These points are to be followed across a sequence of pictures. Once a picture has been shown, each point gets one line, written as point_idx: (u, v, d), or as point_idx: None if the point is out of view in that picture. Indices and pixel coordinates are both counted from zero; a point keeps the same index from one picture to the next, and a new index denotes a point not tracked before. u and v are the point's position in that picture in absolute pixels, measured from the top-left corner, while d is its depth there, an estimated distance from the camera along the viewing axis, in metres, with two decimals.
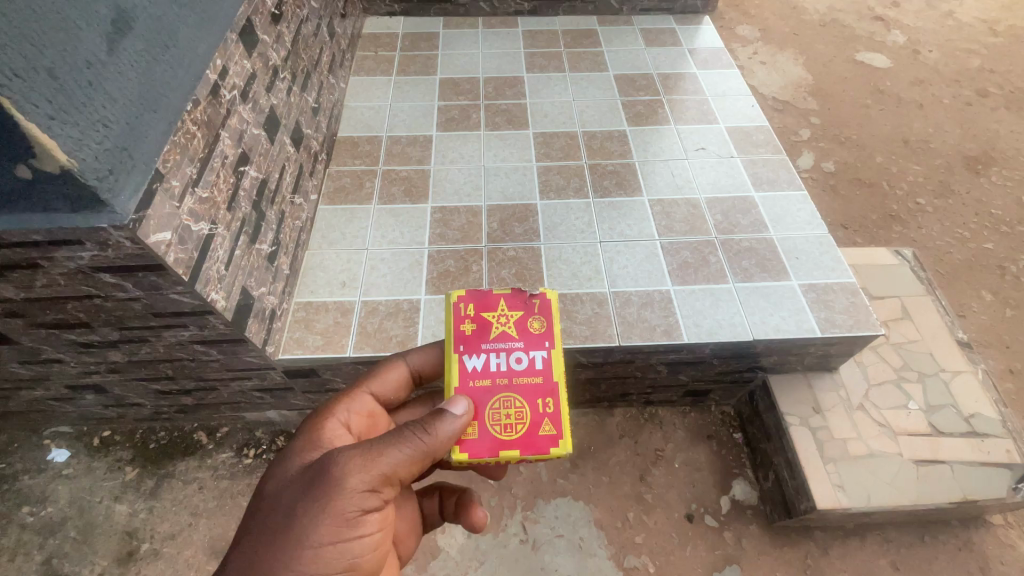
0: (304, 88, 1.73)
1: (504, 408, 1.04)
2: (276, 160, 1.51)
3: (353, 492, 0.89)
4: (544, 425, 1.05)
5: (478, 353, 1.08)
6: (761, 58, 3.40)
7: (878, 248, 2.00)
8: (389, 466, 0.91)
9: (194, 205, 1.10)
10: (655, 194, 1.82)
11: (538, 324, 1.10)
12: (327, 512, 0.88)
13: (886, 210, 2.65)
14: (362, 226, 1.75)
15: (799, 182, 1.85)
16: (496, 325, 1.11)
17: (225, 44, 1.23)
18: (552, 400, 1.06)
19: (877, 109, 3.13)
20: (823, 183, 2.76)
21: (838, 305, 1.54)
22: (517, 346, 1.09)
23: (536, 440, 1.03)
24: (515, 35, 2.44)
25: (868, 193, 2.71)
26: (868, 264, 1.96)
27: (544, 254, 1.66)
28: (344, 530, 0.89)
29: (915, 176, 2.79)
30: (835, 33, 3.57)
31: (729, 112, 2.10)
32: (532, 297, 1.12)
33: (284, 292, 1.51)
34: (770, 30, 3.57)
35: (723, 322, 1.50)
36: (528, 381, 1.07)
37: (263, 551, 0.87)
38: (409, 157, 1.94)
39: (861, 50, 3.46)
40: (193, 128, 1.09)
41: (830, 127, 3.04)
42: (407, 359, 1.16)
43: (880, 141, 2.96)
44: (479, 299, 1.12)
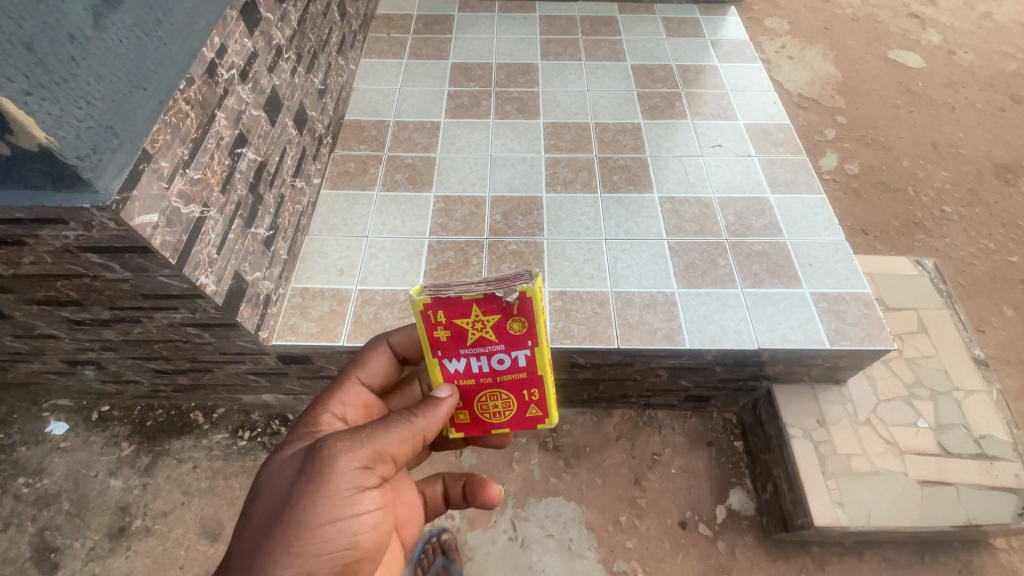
0: (310, 68, 1.70)
1: (491, 403, 1.04)
2: (277, 143, 1.48)
3: (346, 475, 0.83)
4: (532, 408, 1.06)
5: (457, 357, 0.98)
6: (788, 52, 3.28)
7: (897, 258, 1.92)
8: (383, 448, 0.86)
9: (184, 186, 1.07)
10: (666, 192, 1.75)
11: (520, 327, 0.93)
12: (320, 499, 0.81)
13: (909, 217, 2.54)
14: (364, 212, 1.72)
15: (817, 185, 1.77)
16: (473, 331, 0.94)
17: (225, 21, 1.20)
18: (538, 391, 1.03)
19: (907, 110, 3.00)
20: (845, 186, 2.66)
21: (850, 317, 1.48)
22: (498, 348, 0.97)
23: (524, 418, 1.08)
24: (531, 20, 2.36)
25: (892, 198, 2.61)
26: (885, 273, 1.88)
27: (546, 249, 1.62)
28: (342, 519, 0.83)
29: (941, 183, 2.68)
30: (868, 28, 3.42)
31: (749, 108, 2.01)
32: (511, 302, 0.90)
33: (281, 277, 1.49)
34: (800, 23, 3.44)
35: (728, 328, 1.45)
36: (514, 377, 1.02)
37: (256, 547, 0.80)
38: (415, 143, 1.89)
39: (894, 47, 3.31)
40: (185, 107, 1.06)
41: (856, 127, 2.92)
42: (392, 344, 1.12)
43: (908, 144, 2.84)
44: (448, 306, 0.91)
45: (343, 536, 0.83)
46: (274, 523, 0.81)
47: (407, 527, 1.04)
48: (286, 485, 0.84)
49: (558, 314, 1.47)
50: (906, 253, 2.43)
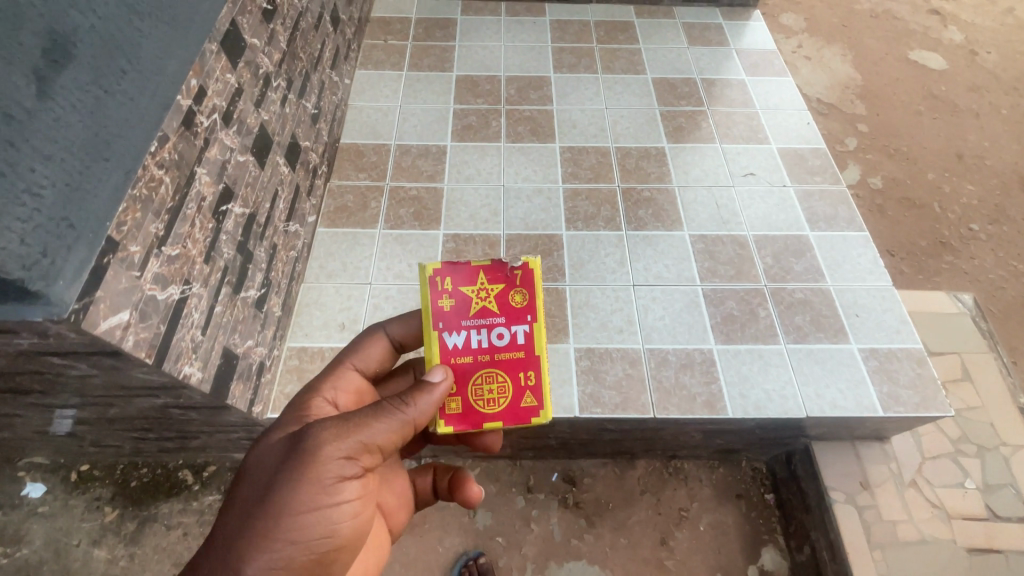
0: (302, 93, 1.51)
1: (486, 384, 0.92)
2: (268, 186, 1.30)
3: (330, 465, 0.77)
4: (526, 395, 0.93)
5: (456, 331, 0.91)
6: (806, 52, 3.11)
7: (937, 293, 1.81)
8: (370, 439, 0.79)
9: (161, 268, 0.90)
10: (697, 229, 1.61)
11: (523, 297, 0.92)
12: (300, 487, 0.77)
13: (936, 236, 2.43)
14: (365, 254, 1.55)
15: (859, 221, 1.63)
16: (476, 301, 0.92)
17: (202, 58, 1.01)
18: (534, 374, 0.93)
19: (931, 117, 2.85)
20: (869, 202, 2.53)
21: (902, 377, 1.36)
22: (497, 321, 0.92)
23: (517, 411, 0.92)
24: (542, 25, 2.17)
25: (917, 215, 2.49)
26: (926, 313, 1.77)
27: (569, 298, 1.47)
28: (323, 507, 0.78)
29: (968, 198, 2.55)
30: (888, 25, 3.25)
31: (780, 130, 1.86)
32: (516, 269, 0.92)
33: (275, 338, 1.33)
34: (817, 19, 3.26)
35: (772, 392, 1.32)
36: (512, 356, 0.93)
37: (233, 532, 0.77)
38: (420, 172, 1.72)
39: (915, 47, 3.14)
40: (158, 174, 0.89)
41: (878, 135, 2.78)
42: (388, 333, 1.01)
43: (932, 155, 2.71)
44: (456, 272, 0.92)
45: (323, 525, 0.78)
46: (252, 509, 0.77)
47: (395, 513, 1.03)
48: (268, 471, 0.79)
49: (585, 377, 1.34)
50: (935, 276, 2.31)
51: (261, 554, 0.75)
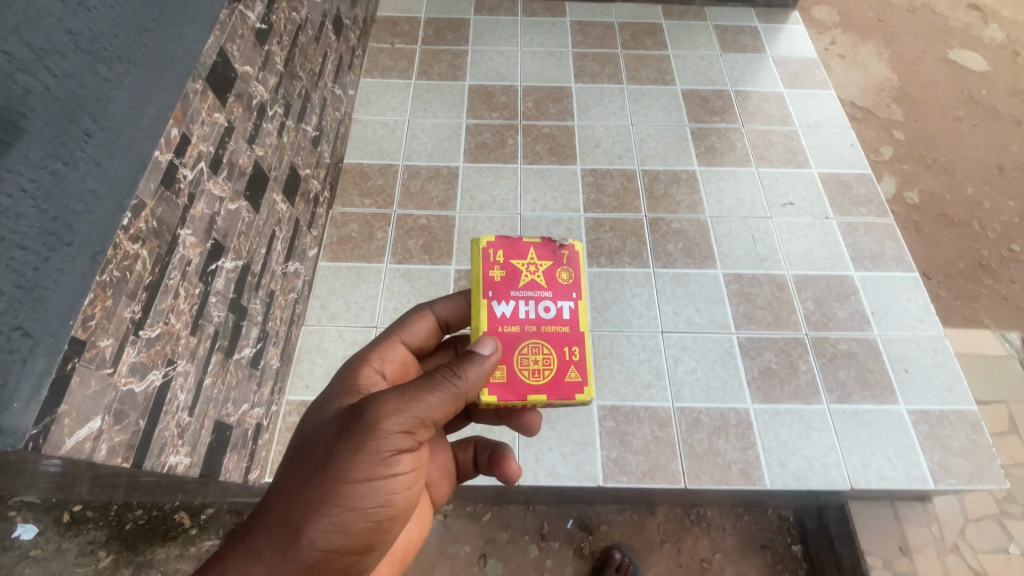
0: (302, 116, 1.37)
1: (533, 356, 0.81)
2: (263, 229, 1.17)
3: (385, 440, 0.71)
4: (571, 371, 0.81)
5: (504, 301, 0.83)
6: (841, 50, 2.86)
7: (983, 333, 1.69)
8: (425, 412, 0.71)
9: (137, 356, 0.79)
10: (732, 267, 1.48)
11: (569, 273, 0.85)
12: (354, 462, 0.71)
13: (974, 255, 2.25)
14: (371, 292, 1.43)
15: (909, 260, 1.50)
16: (525, 273, 0.85)
17: (184, 102, 0.88)
18: (581, 350, 0.82)
19: (971, 124, 2.61)
20: (904, 218, 2.35)
21: (954, 444, 1.25)
22: (544, 295, 0.84)
23: (561, 387, 0.81)
24: (562, 26, 2.00)
25: (955, 233, 2.30)
26: (973, 355, 1.66)
27: (593, 347, 1.34)
28: (378, 480, 0.72)
29: (1010, 215, 2.36)
30: (926, 21, 2.98)
31: (823, 152, 1.71)
32: (563, 247, 0.86)
33: (273, 394, 1.23)
34: (852, 13, 2.99)
35: (814, 461, 1.22)
36: (559, 331, 0.83)
37: (288, 501, 0.72)
38: (430, 197, 1.59)
39: (954, 46, 2.88)
40: (132, 249, 0.77)
41: (915, 142, 2.56)
42: (437, 307, 0.92)
43: (972, 166, 2.49)
44: (506, 245, 0.86)
45: (379, 500, 0.73)
46: (306, 479, 0.72)
47: (437, 487, 0.94)
48: (321, 441, 0.73)
49: (610, 440, 1.22)
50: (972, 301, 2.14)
51: (318, 526, 0.71)
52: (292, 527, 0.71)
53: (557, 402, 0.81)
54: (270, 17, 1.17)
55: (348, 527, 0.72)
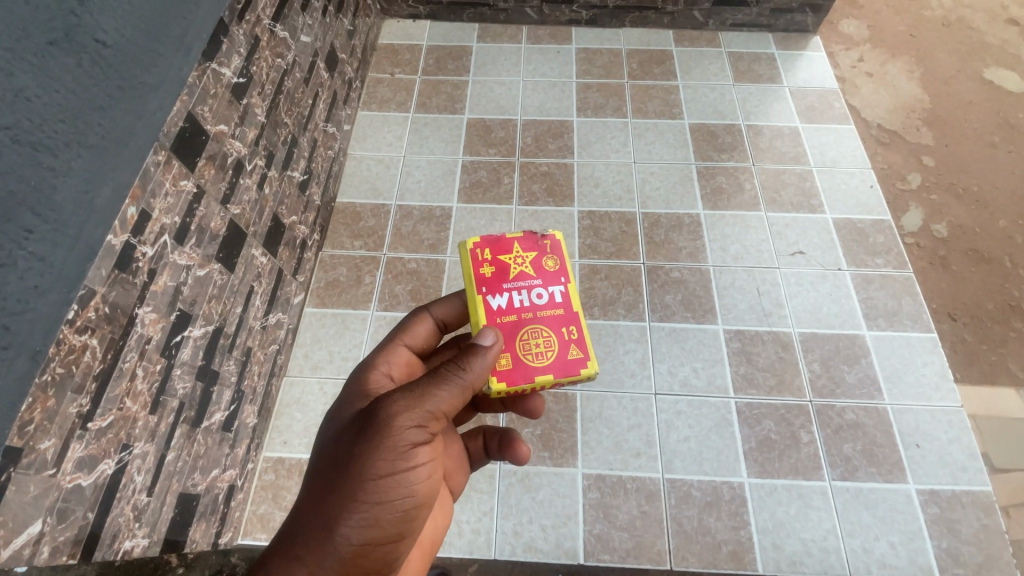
0: (287, 163, 1.33)
1: (533, 340, 0.83)
2: (239, 288, 1.15)
3: (401, 434, 0.69)
4: (572, 349, 0.84)
5: (500, 293, 0.86)
6: (867, 67, 2.00)
7: (1007, 388, 1.35)
8: (438, 404, 0.71)
9: (85, 450, 0.77)
10: (734, 322, 1.39)
11: (554, 259, 0.89)
12: (374, 458, 0.69)
13: (1001, 294, 1.50)
14: (355, 342, 1.39)
15: (927, 319, 1.39)
16: (513, 266, 0.88)
17: (143, 178, 0.86)
18: (577, 329, 0.85)
19: (1010, 153, 1.80)
20: (926, 252, 1.56)
21: (966, 530, 1.15)
22: (535, 283, 0.87)
23: (565, 366, 0.83)
24: (566, 55, 1.92)
25: (983, 271, 1.54)
26: (999, 422, 1.30)
27: (580, 408, 1.28)
28: (401, 475, 0.70)
29: None
30: (961, 36, 2.11)
31: (839, 195, 1.61)
32: (545, 237, 0.90)
33: (248, 453, 1.21)
34: (877, 25, 2.15)
35: (811, 544, 1.14)
36: (554, 314, 0.86)
37: (313, 507, 0.69)
38: (420, 240, 1.54)
39: (990, 63, 2.04)
40: (77, 342, 0.75)
41: (945, 169, 1.75)
42: (435, 308, 0.92)
43: (1004, 198, 1.70)
44: (492, 242, 0.89)
45: (403, 497, 0.70)
46: (329, 482, 0.70)
47: (454, 477, 0.89)
48: (341, 444, 0.72)
49: (593, 514, 1.17)
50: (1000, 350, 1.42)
51: (347, 528, 0.68)
52: (321, 532, 0.68)
53: (562, 380, 0.82)
54: (249, 69, 1.14)
55: (378, 527, 0.70)
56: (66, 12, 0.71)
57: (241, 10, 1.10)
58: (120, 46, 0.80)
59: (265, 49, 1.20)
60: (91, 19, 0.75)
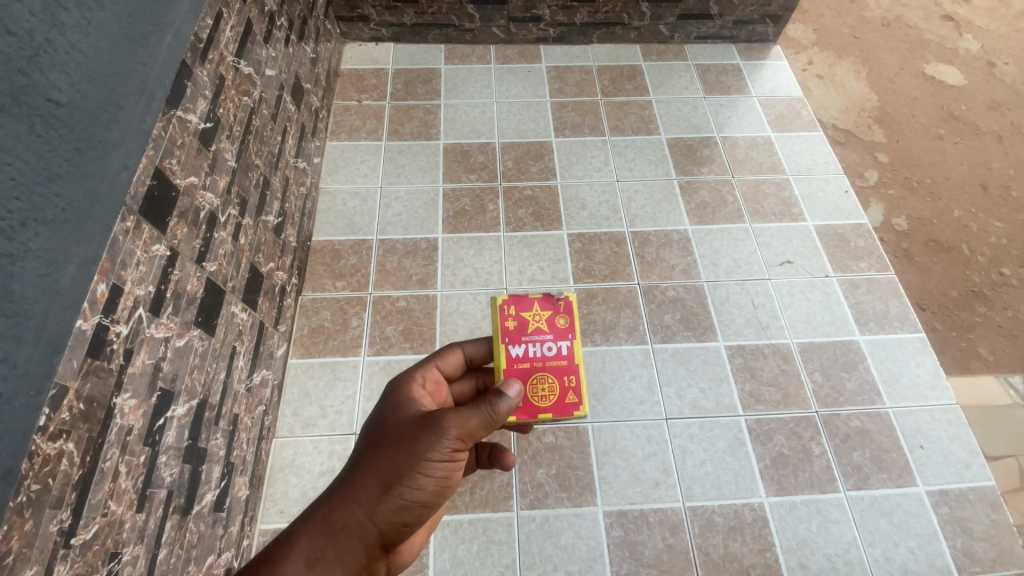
0: (260, 207, 1.24)
1: (535, 385, 0.83)
2: (221, 351, 1.05)
3: (444, 441, 0.69)
4: (569, 394, 0.83)
5: (514, 345, 0.84)
6: (817, 70, 2.00)
7: (985, 375, 1.40)
8: (478, 424, 0.70)
9: (70, 570, 0.68)
10: (734, 337, 1.39)
11: (567, 318, 0.86)
12: (421, 458, 0.68)
13: (964, 282, 1.55)
14: (348, 392, 1.30)
15: (914, 320, 1.44)
16: (528, 321, 0.86)
17: (112, 249, 0.76)
18: (576, 378, 0.84)
19: (956, 144, 1.84)
20: (890, 247, 1.59)
21: (977, 527, 1.18)
22: (545, 338, 0.85)
23: (562, 407, 0.83)
24: (538, 74, 1.90)
25: (946, 261, 1.58)
26: (978, 406, 1.35)
27: (593, 443, 1.24)
28: (439, 477, 0.69)
29: (999, 238, 1.64)
30: (901, 34, 2.14)
31: (817, 202, 1.64)
32: (560, 298, 0.87)
33: (242, 529, 1.11)
34: (823, 27, 2.14)
35: (835, 559, 1.14)
36: (559, 364, 0.84)
37: (353, 489, 0.69)
38: (407, 275, 1.47)
39: (930, 59, 2.07)
40: (53, 450, 0.65)
41: (899, 165, 1.78)
42: (467, 345, 0.86)
43: (956, 188, 1.74)
44: (512, 298, 0.87)
45: (435, 496, 0.70)
46: (373, 467, 0.69)
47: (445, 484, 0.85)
48: (385, 436, 0.71)
49: (619, 553, 1.13)
50: (969, 334, 1.48)
51: (383, 512, 0.68)
52: (358, 511, 0.68)
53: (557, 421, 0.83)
54: (216, 112, 1.04)
55: (409, 516, 0.69)
56: (14, 70, 0.62)
57: (203, 49, 1.00)
58: (76, 104, 0.70)
59: (231, 88, 1.11)
60: (41, 76, 0.66)
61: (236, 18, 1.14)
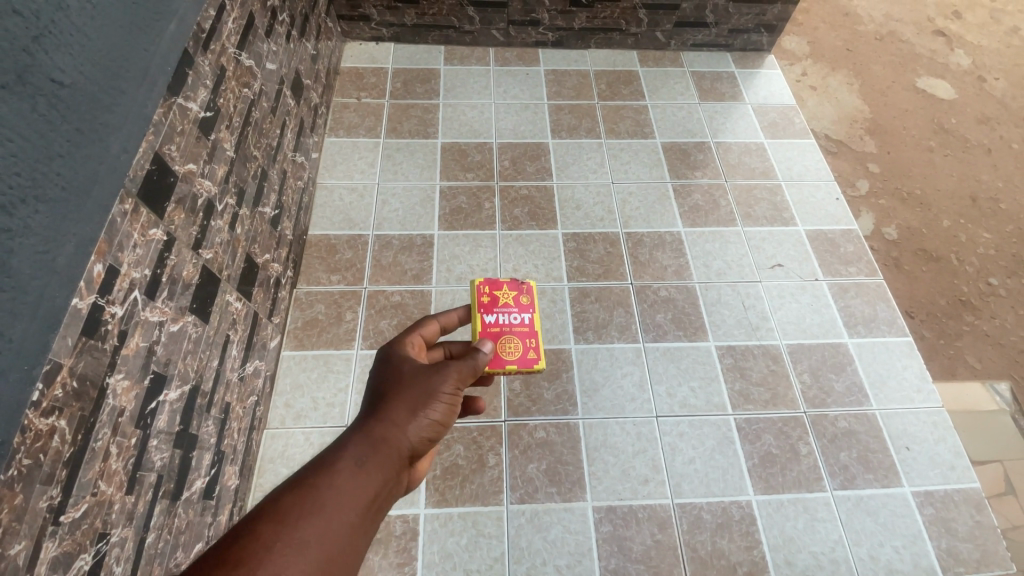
0: (257, 198, 1.24)
1: (500, 344, 0.93)
2: (215, 339, 1.05)
3: (451, 377, 0.72)
4: (529, 352, 0.93)
5: (485, 315, 0.95)
6: (811, 81, 2.04)
7: (971, 381, 1.43)
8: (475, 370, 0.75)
9: (59, 547, 0.68)
10: (725, 337, 1.41)
11: (529, 296, 0.98)
12: (435, 390, 0.70)
13: (952, 290, 1.58)
14: (341, 385, 1.31)
15: (902, 324, 1.46)
16: (496, 296, 0.97)
17: (110, 231, 0.77)
18: (536, 340, 0.94)
19: (945, 157, 1.88)
20: (880, 255, 1.62)
21: (961, 529, 1.20)
22: (511, 311, 0.96)
23: (523, 362, 0.92)
24: (536, 77, 1.92)
25: (934, 270, 1.61)
26: (963, 410, 1.37)
27: (583, 438, 1.25)
28: (451, 412, 0.71)
29: (985, 248, 1.67)
30: (893, 48, 2.18)
31: (808, 207, 1.67)
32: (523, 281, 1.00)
33: (231, 518, 1.10)
34: (817, 39, 2.18)
35: (821, 557, 1.15)
36: (521, 329, 0.95)
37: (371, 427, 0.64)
38: (402, 271, 1.48)
39: (922, 73, 2.11)
40: (46, 426, 0.65)
41: (889, 175, 1.82)
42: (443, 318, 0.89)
43: (945, 199, 1.77)
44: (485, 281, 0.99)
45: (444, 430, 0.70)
46: (394, 395, 0.69)
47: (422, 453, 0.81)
48: (396, 372, 0.72)
49: (608, 548, 1.14)
50: (956, 341, 1.50)
51: (413, 432, 0.66)
52: (391, 429, 0.65)
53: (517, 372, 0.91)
54: (216, 102, 1.05)
55: (432, 439, 0.69)
56: (19, 49, 0.63)
57: (205, 39, 1.02)
58: (78, 86, 0.71)
59: (231, 79, 1.12)
60: (46, 56, 0.66)
61: (239, 11, 1.16)
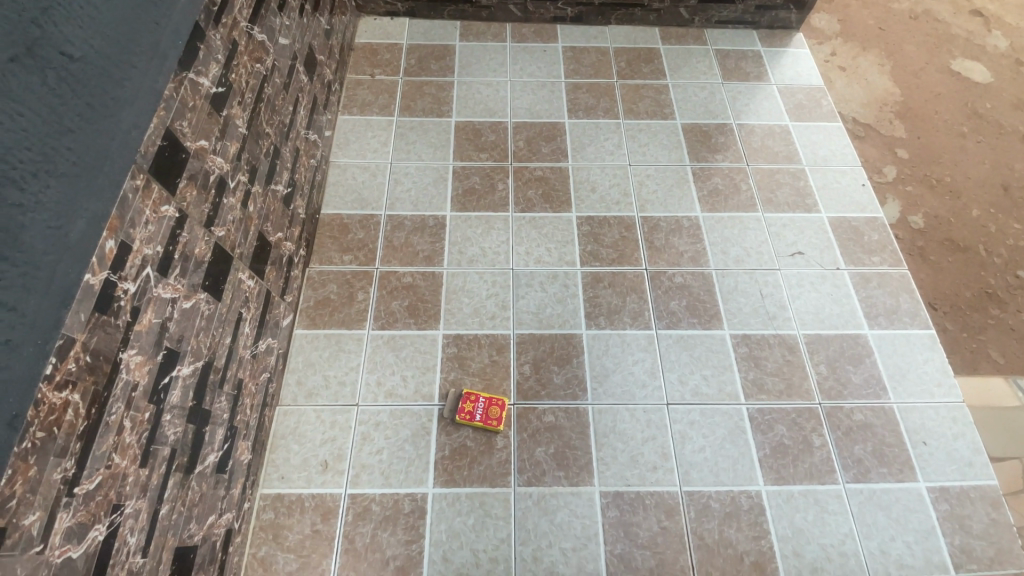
0: (270, 176, 1.24)
1: None
2: (227, 317, 1.06)
3: None
4: None
5: None
6: (840, 61, 1.95)
7: (994, 376, 1.38)
8: None
9: (73, 519, 0.69)
10: (740, 326, 1.38)
11: None
12: None
13: (978, 282, 1.53)
14: (352, 364, 1.31)
15: (925, 316, 1.42)
16: None
17: (122, 207, 0.77)
18: None
19: (979, 143, 1.80)
20: (905, 245, 1.57)
21: (977, 526, 1.17)
22: None
23: None
24: (553, 54, 1.87)
25: (960, 261, 1.56)
26: (985, 405, 1.33)
27: (593, 424, 1.24)
28: None
29: (1017, 239, 1.61)
30: (929, 28, 2.08)
31: (833, 194, 1.61)
32: None
33: (244, 493, 1.12)
34: (849, 17, 2.09)
35: (830, 550, 1.14)
36: None
37: None
38: (414, 252, 1.47)
39: (957, 54, 2.01)
40: (59, 401, 0.66)
41: (919, 161, 1.75)
42: None
43: (976, 187, 1.70)
44: None
45: None
46: None
47: None
48: None
49: (614, 533, 1.14)
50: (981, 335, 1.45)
51: None
52: None
53: None
54: (228, 78, 1.04)
55: None
56: (27, 22, 0.62)
57: (217, 12, 1.00)
58: (88, 59, 0.70)
59: (243, 54, 1.10)
60: (55, 29, 0.65)
61: None
